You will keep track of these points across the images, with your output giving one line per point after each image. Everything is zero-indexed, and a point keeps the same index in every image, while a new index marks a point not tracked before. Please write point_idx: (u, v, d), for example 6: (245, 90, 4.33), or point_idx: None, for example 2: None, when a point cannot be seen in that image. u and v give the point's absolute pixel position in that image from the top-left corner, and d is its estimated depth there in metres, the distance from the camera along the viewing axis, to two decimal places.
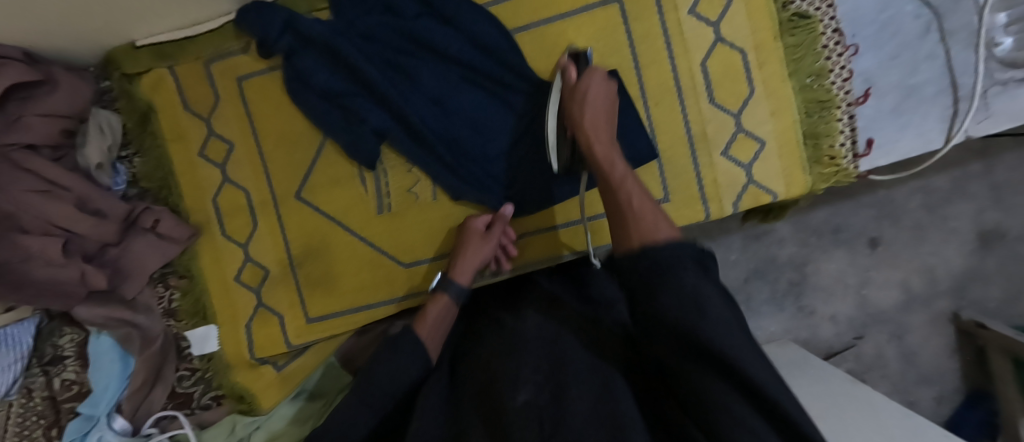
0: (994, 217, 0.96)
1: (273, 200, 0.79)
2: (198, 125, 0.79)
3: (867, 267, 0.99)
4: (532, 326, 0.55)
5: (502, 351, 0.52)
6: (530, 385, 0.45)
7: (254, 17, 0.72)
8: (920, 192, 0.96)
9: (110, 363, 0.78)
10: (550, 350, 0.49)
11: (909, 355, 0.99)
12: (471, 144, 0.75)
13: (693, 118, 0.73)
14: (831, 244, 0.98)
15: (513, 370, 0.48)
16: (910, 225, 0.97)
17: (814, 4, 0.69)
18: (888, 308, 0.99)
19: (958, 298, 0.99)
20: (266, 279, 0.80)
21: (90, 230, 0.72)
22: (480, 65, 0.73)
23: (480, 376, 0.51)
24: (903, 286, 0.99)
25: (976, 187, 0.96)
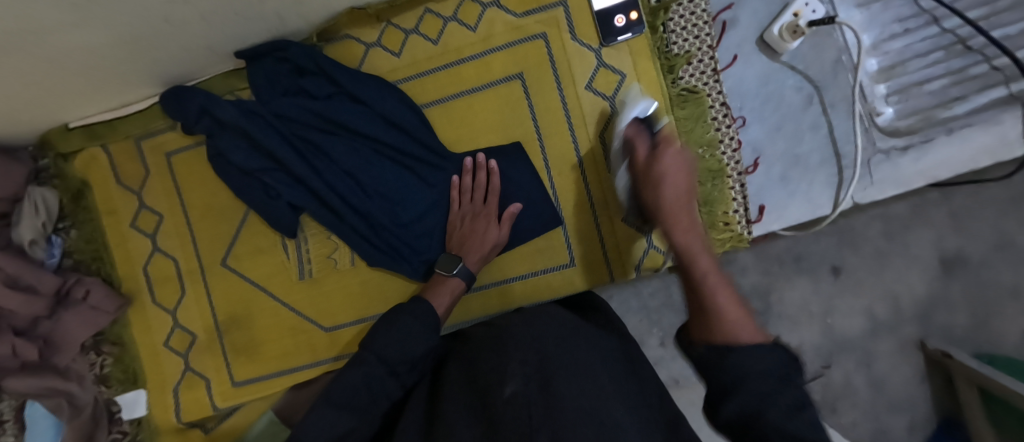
0: (954, 244, 0.87)
1: (200, 267, 0.83)
2: (129, 198, 0.83)
3: (832, 294, 0.89)
4: (524, 321, 0.54)
5: (492, 346, 0.51)
6: (518, 377, 0.43)
7: (174, 102, 0.77)
8: (880, 218, 0.88)
9: (43, 430, 0.81)
10: (536, 345, 0.48)
11: (877, 383, 0.89)
12: (378, 215, 0.77)
13: (594, 186, 0.77)
14: (794, 272, 0.88)
15: (501, 364, 0.46)
16: (872, 253, 0.89)
17: (701, 79, 0.73)
18: (854, 335, 0.89)
19: (925, 323, 0.89)
20: (193, 344, 0.83)
21: (21, 305, 0.75)
22: (389, 140, 0.76)
23: (469, 373, 0.50)
24: (869, 313, 0.89)
25: (934, 213, 0.87)
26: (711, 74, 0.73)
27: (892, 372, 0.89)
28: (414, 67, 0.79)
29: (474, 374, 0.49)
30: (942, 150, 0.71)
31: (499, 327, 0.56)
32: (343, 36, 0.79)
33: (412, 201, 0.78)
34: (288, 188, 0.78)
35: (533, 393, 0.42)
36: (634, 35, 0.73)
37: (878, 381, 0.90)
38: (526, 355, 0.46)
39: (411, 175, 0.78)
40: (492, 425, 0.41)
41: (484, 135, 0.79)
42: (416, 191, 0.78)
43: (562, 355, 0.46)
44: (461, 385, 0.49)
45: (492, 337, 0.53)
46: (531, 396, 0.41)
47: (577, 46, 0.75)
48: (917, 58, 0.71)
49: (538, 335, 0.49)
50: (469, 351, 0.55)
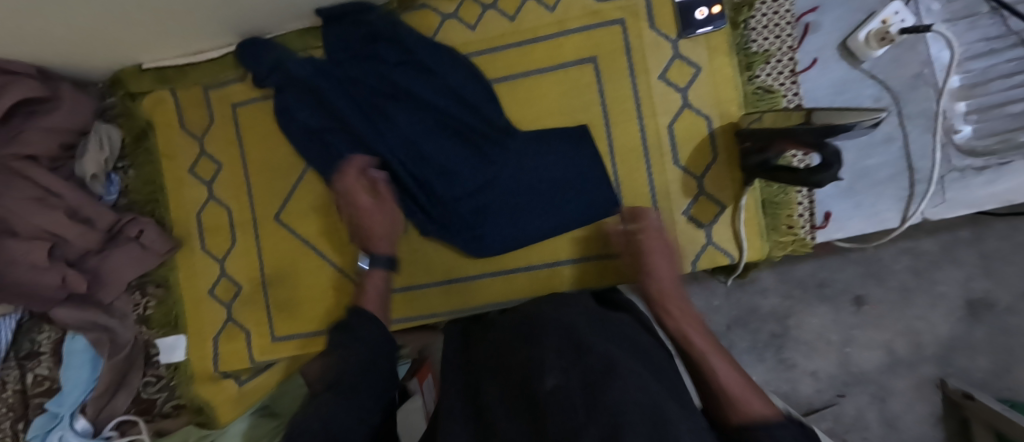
0: (983, 286, 0.87)
1: (253, 220, 0.83)
2: (190, 144, 0.83)
3: (852, 325, 0.90)
4: (556, 312, 0.54)
5: (525, 336, 0.50)
6: (556, 367, 0.42)
7: (252, 53, 0.79)
8: (907, 253, 0.89)
9: (78, 363, 0.81)
10: (569, 335, 0.47)
11: (891, 420, 0.90)
12: (436, 185, 0.77)
13: (657, 177, 0.75)
14: (815, 298, 0.91)
15: (538, 356, 0.45)
16: (897, 286, 0.89)
17: (778, 79, 0.72)
18: (870, 368, 0.91)
19: (944, 364, 0.89)
20: (237, 295, 0.83)
21: (78, 237, 0.76)
22: (456, 112, 0.76)
23: (504, 359, 0.49)
24: (888, 348, 0.90)
25: (964, 253, 0.88)
26: (789, 74, 0.72)
27: (906, 410, 0.90)
28: (486, 41, 0.78)
29: (507, 364, 0.48)
30: (1016, 175, 0.69)
31: (530, 315, 0.56)
32: (420, 5, 0.79)
33: (470, 175, 0.77)
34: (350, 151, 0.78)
35: (577, 383, 0.40)
36: (714, 29, 0.72)
37: (891, 418, 0.91)
38: (562, 346, 0.45)
39: (473, 149, 0.77)
40: (540, 415, 0.39)
41: (548, 116, 0.77)
42: (474, 164, 0.77)
43: (601, 344, 0.45)
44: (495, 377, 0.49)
45: (522, 327, 0.53)
46: (576, 386, 0.39)
47: (654, 35, 0.75)
48: (1002, 78, 0.69)
49: (570, 326, 0.49)
50: (495, 338, 0.55)
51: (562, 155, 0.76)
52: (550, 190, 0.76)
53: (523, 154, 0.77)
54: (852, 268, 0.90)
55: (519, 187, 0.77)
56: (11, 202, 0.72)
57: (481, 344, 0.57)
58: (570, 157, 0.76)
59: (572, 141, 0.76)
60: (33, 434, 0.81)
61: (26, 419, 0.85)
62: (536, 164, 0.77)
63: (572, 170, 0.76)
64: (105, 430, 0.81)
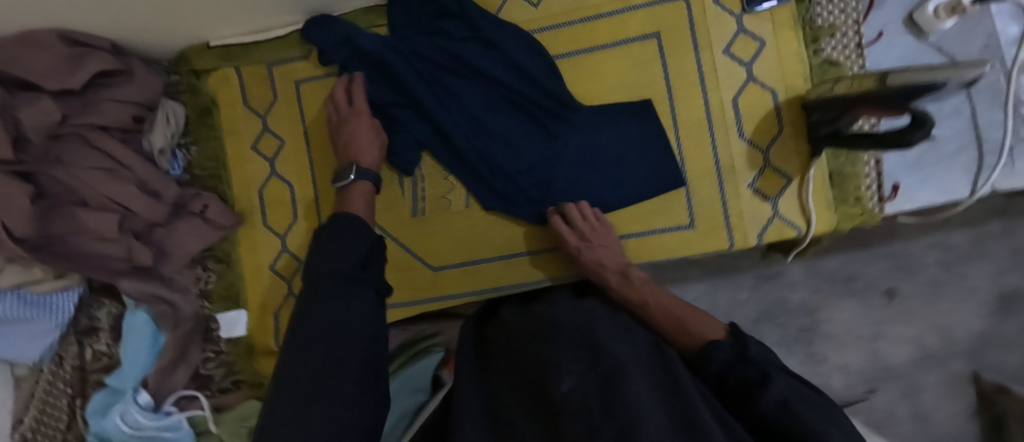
0: (1015, 280, 0.90)
1: (314, 196, 0.83)
2: (253, 121, 0.85)
3: (881, 319, 0.93)
4: (576, 319, 0.53)
5: (541, 341, 0.49)
6: (572, 371, 0.41)
7: (317, 30, 0.79)
8: (936, 247, 0.92)
9: (138, 339, 0.81)
10: (585, 341, 0.46)
11: (922, 416, 0.92)
12: (501, 160, 0.77)
13: (722, 150, 0.76)
14: (844, 292, 0.94)
15: (554, 359, 0.43)
16: (926, 280, 0.92)
17: (844, 52, 0.73)
18: (900, 363, 0.93)
19: (976, 358, 0.92)
20: (298, 269, 0.83)
21: (144, 209, 0.76)
22: (520, 88, 0.77)
23: (519, 367, 0.48)
24: (920, 343, 0.92)
25: (995, 248, 0.90)
26: (855, 48, 0.73)
27: (938, 404, 0.92)
28: (549, 18, 0.80)
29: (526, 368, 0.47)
30: None
31: (549, 319, 0.55)
32: None
33: (534, 152, 0.78)
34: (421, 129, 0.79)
35: (591, 387, 0.38)
36: (780, 3, 0.73)
37: (924, 414, 0.93)
38: (578, 351, 0.44)
39: (536, 127, 0.78)
40: (554, 421, 0.38)
41: (612, 92, 0.78)
42: (538, 141, 0.78)
43: (617, 348, 0.44)
44: (511, 386, 0.48)
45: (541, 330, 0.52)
46: (591, 390, 0.38)
47: (719, 11, 0.76)
48: None
49: (589, 333, 0.48)
50: (518, 341, 0.54)
51: (624, 131, 0.77)
52: (613, 168, 0.77)
53: (586, 132, 0.77)
54: (880, 263, 0.93)
55: (583, 163, 0.77)
56: (82, 171, 0.73)
57: (498, 354, 0.55)
58: (632, 132, 0.77)
59: (635, 119, 0.77)
60: (92, 410, 0.81)
61: (85, 395, 0.85)
62: (598, 141, 0.77)
63: (635, 146, 0.77)
64: (166, 405, 0.81)
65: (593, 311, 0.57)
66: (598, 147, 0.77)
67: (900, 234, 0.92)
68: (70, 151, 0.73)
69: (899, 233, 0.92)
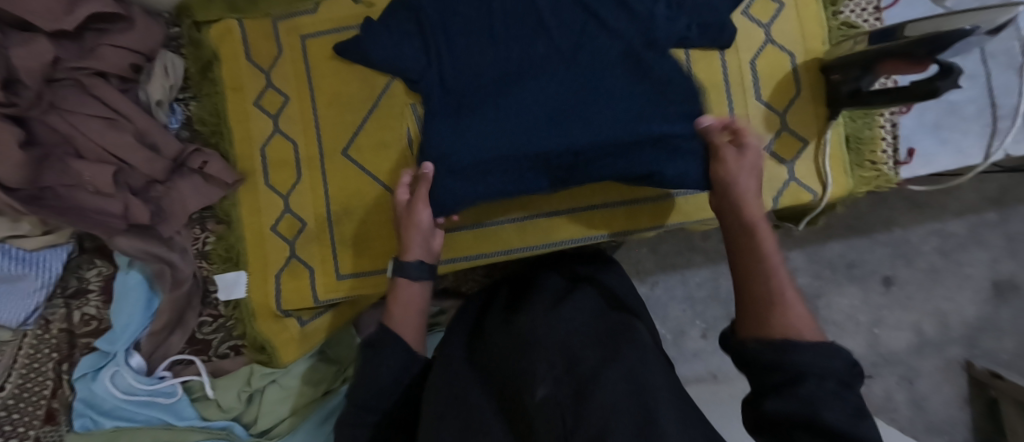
0: (1008, 268, 1.01)
1: (319, 155, 0.81)
2: (256, 77, 0.81)
3: (881, 305, 1.03)
4: (548, 332, 0.53)
5: (519, 351, 0.52)
6: (548, 381, 0.45)
7: (378, 38, 0.75)
8: (936, 234, 1.02)
9: (132, 300, 0.78)
10: (562, 351, 0.49)
11: (919, 401, 1.02)
12: (468, 73, 0.71)
13: (739, 112, 0.75)
14: (845, 279, 1.04)
15: (530, 369, 0.48)
16: (924, 267, 1.03)
17: (863, 16, 0.73)
18: (899, 349, 1.03)
19: (970, 346, 1.03)
20: (302, 232, 0.80)
21: (142, 163, 0.74)
22: (582, 33, 0.71)
23: (501, 378, 0.51)
24: (917, 329, 1.03)
25: (990, 234, 1.01)
26: (873, 11, 0.73)
27: (933, 391, 1.02)
28: None
29: (505, 376, 0.50)
30: None
31: (520, 335, 0.55)
32: None
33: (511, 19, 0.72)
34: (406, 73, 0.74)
35: (566, 394, 0.42)
36: None
37: (918, 399, 1.03)
38: (554, 358, 0.48)
39: (545, 33, 0.71)
40: (530, 427, 0.42)
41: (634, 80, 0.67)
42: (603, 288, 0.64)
43: (589, 356, 0.47)
44: (494, 394, 0.50)
45: (522, 342, 0.53)
46: (565, 396, 0.42)
47: None
48: None
49: (556, 343, 0.51)
50: (473, 380, 0.54)
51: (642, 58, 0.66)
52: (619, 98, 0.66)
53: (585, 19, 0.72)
54: (881, 249, 1.03)
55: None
56: (80, 120, 0.71)
57: (489, 357, 0.56)
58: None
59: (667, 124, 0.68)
60: (80, 373, 0.77)
61: (72, 360, 0.82)
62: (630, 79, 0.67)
63: None
64: (159, 370, 0.78)
65: (560, 314, 0.57)
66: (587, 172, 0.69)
67: (897, 224, 1.02)
68: (64, 97, 0.71)
69: (898, 222, 1.02)
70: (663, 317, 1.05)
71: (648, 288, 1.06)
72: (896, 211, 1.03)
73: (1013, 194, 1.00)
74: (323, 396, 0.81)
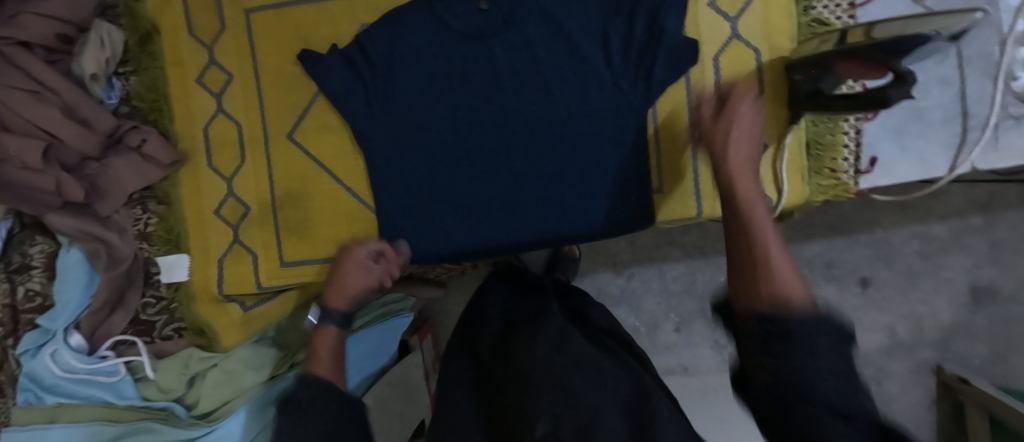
0: (988, 274, 0.99)
1: (263, 137, 0.78)
2: (198, 52, 0.78)
3: (856, 306, 1.02)
4: (541, 351, 0.54)
5: (518, 385, 0.51)
6: (547, 419, 0.44)
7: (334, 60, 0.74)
8: (918, 237, 1.00)
9: (73, 279, 0.77)
10: (556, 381, 0.49)
11: (887, 401, 1.03)
12: (432, 94, 0.74)
13: (697, 111, 0.72)
14: (822, 278, 1.02)
15: (528, 405, 0.47)
16: (903, 270, 1.01)
17: (835, 12, 0.68)
18: (872, 350, 1.03)
19: (943, 349, 1.01)
20: (245, 216, 0.78)
21: (72, 138, 0.71)
22: (544, 58, 0.72)
23: (500, 405, 0.52)
24: (890, 331, 1.02)
25: (974, 240, 0.99)
26: (848, 7, 0.68)
27: (901, 393, 1.02)
28: None
29: (502, 410, 0.52)
30: None
31: (520, 364, 0.53)
32: None
33: (479, 69, 0.73)
34: (359, 70, 0.74)
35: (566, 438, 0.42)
36: None
37: (885, 400, 1.03)
38: (551, 392, 0.47)
39: (502, 57, 0.73)
40: None
41: (589, 124, 0.71)
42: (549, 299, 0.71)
43: (589, 396, 0.47)
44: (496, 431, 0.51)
45: (509, 369, 0.55)
46: None
47: None
48: None
49: (556, 374, 0.50)
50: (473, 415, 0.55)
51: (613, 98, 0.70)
52: (576, 144, 0.72)
53: (545, 24, 0.72)
54: (862, 250, 1.01)
55: (519, 47, 0.72)
56: (4, 94, 0.68)
57: (490, 378, 0.58)
58: (596, 58, 0.71)
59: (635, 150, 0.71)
60: (21, 348, 0.77)
61: (16, 335, 0.81)
62: (588, 112, 0.71)
63: (578, 7, 0.71)
64: (100, 350, 0.78)
65: (565, 339, 0.56)
66: (562, 222, 0.74)
67: (880, 225, 1.00)
68: None
69: (880, 223, 1.00)
70: (636, 309, 1.04)
71: (623, 280, 1.04)
72: (880, 213, 1.00)
73: (1001, 200, 0.97)
74: (265, 383, 0.80)
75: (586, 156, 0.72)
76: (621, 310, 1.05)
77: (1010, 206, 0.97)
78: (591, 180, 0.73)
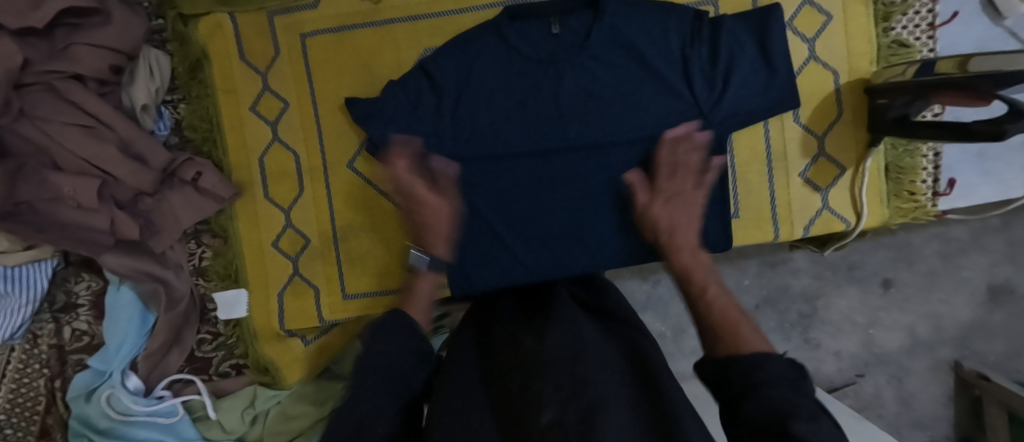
0: (1006, 272, 0.92)
1: (323, 167, 0.75)
2: (252, 79, 0.74)
3: (878, 306, 0.95)
4: (552, 337, 0.43)
5: (521, 370, 0.40)
6: (554, 404, 0.34)
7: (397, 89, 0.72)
8: (937, 239, 0.93)
9: (127, 318, 0.74)
10: (569, 362, 0.39)
11: (907, 399, 0.95)
12: (488, 120, 0.72)
13: (774, 135, 0.70)
14: (845, 280, 0.94)
15: (533, 391, 0.36)
16: (924, 271, 0.93)
17: (914, 33, 0.67)
18: (892, 349, 0.95)
19: (961, 346, 0.95)
20: (305, 248, 0.76)
21: (128, 175, 0.68)
22: (603, 80, 0.71)
23: (494, 393, 0.41)
24: (911, 330, 0.94)
25: (992, 240, 0.92)
26: (928, 28, 0.67)
27: (921, 390, 0.95)
28: None
29: (496, 398, 0.40)
30: None
31: (519, 351, 0.43)
32: None
33: (558, 99, 0.72)
34: (420, 98, 0.71)
35: (574, 422, 0.32)
36: None
37: (907, 397, 0.95)
38: (561, 378, 0.37)
39: (560, 79, 0.72)
40: None
41: (634, 135, 0.71)
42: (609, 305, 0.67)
43: (602, 378, 0.37)
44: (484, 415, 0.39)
45: (511, 359, 0.43)
46: (573, 424, 0.32)
47: None
48: None
49: (573, 354, 0.39)
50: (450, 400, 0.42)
51: (676, 117, 0.70)
52: (617, 150, 0.72)
53: (617, 50, 0.71)
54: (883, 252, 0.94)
55: (598, 75, 0.71)
56: (56, 129, 0.65)
57: (488, 367, 0.46)
58: (674, 80, 0.70)
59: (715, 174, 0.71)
60: (73, 392, 0.74)
61: (65, 377, 0.78)
62: (635, 124, 0.71)
63: (649, 31, 0.70)
64: (157, 390, 0.75)
65: (573, 325, 0.47)
66: (609, 233, 0.73)
67: (902, 228, 0.93)
68: (37, 103, 0.64)
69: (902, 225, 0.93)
70: (664, 315, 0.93)
71: (650, 286, 0.92)
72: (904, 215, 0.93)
73: None
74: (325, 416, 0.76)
75: (625, 164, 0.72)
76: (647, 316, 0.94)
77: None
78: (634, 191, 0.73)
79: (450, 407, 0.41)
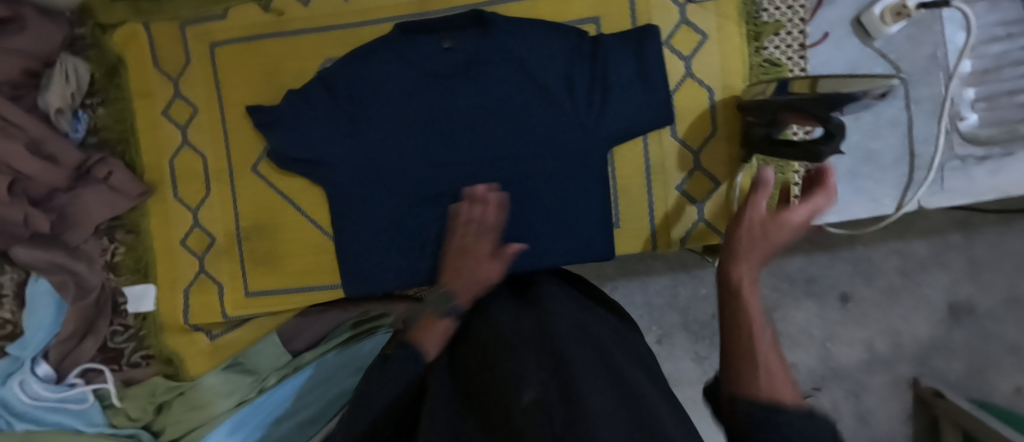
0: (966, 291, 0.92)
1: (229, 169, 0.79)
2: (164, 84, 0.79)
3: (835, 320, 0.94)
4: (533, 321, 0.47)
5: (500, 344, 0.44)
6: (534, 383, 0.37)
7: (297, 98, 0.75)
8: (896, 254, 0.93)
9: (43, 307, 0.78)
10: (546, 340, 0.43)
11: (863, 415, 0.94)
12: (390, 126, 0.74)
13: (653, 148, 0.73)
14: (802, 293, 0.94)
15: (515, 368, 0.40)
16: (883, 286, 0.93)
17: (786, 52, 0.70)
18: (848, 363, 0.95)
19: (920, 363, 0.94)
20: (211, 246, 0.80)
21: (39, 172, 0.73)
22: (492, 89, 0.73)
23: (475, 365, 0.45)
24: (869, 345, 0.94)
25: (953, 257, 0.92)
26: (798, 48, 0.69)
27: (879, 406, 0.94)
28: None
29: (479, 370, 0.44)
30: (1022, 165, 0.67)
31: (496, 328, 0.48)
32: None
33: (450, 106, 0.74)
34: (320, 105, 0.74)
35: (556, 397, 0.35)
36: None
37: (864, 412, 0.95)
38: (541, 355, 0.41)
39: (453, 88, 0.74)
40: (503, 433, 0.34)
41: (517, 143, 0.74)
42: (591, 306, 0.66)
43: (582, 355, 0.41)
44: (474, 398, 0.42)
45: (492, 336, 0.48)
46: (554, 398, 0.35)
47: None
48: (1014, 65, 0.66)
49: (552, 336, 0.43)
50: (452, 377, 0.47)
51: (557, 124, 0.72)
52: (507, 159, 0.74)
53: (506, 63, 0.73)
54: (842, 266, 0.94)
55: (487, 86, 0.73)
56: None
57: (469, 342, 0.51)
58: (557, 92, 0.72)
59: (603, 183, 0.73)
60: None
61: None
62: (525, 132, 0.73)
63: (534, 43, 0.72)
64: (69, 377, 0.79)
65: (550, 305, 0.51)
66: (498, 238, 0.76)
67: (861, 241, 0.93)
68: None
69: (861, 239, 0.92)
70: None
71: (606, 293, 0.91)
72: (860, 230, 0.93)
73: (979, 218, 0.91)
74: (235, 407, 0.80)
75: (513, 172, 0.74)
76: None
77: (988, 224, 0.91)
78: (527, 196, 0.74)
79: (444, 382, 0.47)
